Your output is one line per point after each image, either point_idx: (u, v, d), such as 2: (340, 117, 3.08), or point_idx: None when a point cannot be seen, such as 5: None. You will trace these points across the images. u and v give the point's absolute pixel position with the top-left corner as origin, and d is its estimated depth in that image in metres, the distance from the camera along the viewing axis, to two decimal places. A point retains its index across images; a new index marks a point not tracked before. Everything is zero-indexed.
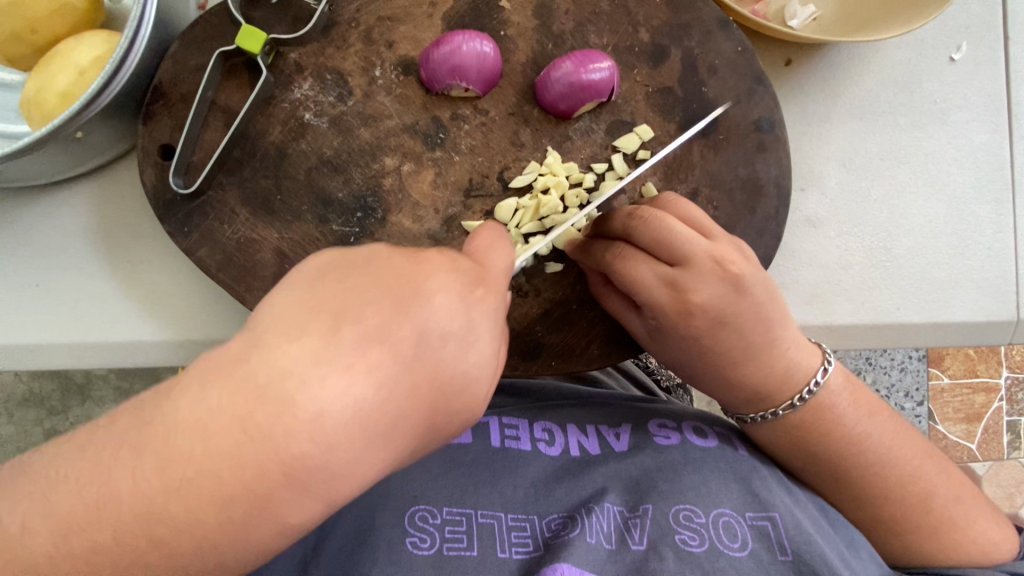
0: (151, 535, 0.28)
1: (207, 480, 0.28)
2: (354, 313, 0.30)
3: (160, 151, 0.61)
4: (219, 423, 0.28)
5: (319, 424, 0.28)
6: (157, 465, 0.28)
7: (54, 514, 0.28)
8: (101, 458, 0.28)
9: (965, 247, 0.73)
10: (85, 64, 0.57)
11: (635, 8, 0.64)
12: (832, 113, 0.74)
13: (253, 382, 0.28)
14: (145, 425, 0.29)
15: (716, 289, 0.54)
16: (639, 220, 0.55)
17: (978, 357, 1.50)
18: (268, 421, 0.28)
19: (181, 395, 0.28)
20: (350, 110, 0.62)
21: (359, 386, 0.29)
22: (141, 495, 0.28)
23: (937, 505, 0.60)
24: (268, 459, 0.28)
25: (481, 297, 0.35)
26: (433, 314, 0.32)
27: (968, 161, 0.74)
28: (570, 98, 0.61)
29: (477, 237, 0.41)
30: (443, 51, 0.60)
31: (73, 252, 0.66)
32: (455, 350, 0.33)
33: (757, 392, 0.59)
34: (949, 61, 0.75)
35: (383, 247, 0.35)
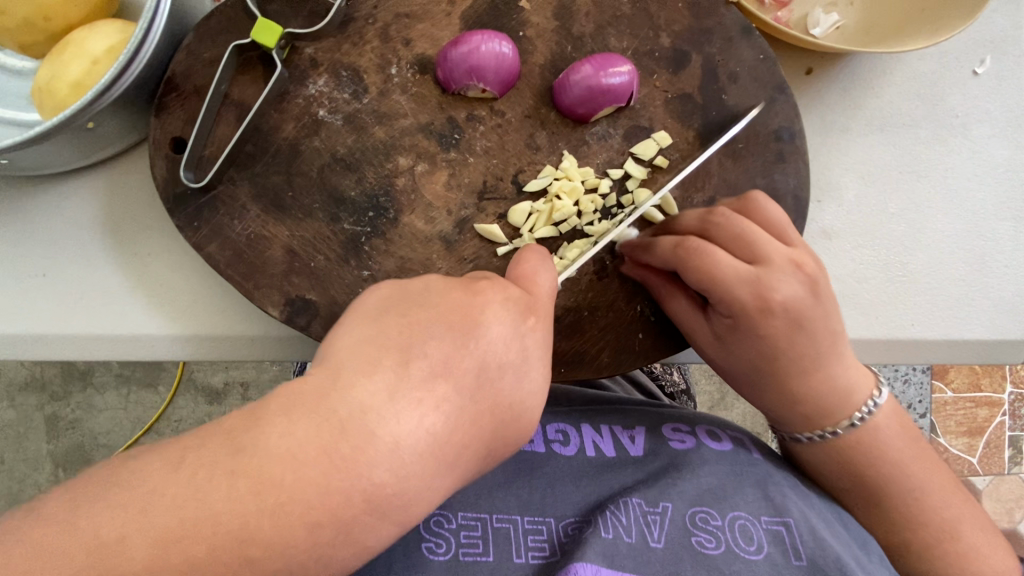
0: (248, 553, 0.30)
1: (299, 504, 0.31)
2: (419, 349, 0.36)
3: (171, 144, 0.61)
4: (312, 451, 0.32)
5: (397, 453, 0.33)
6: (255, 488, 0.30)
7: (152, 528, 0.29)
8: (197, 475, 0.30)
9: (982, 265, 0.72)
10: (98, 53, 0.56)
11: (656, 12, 0.63)
12: (851, 124, 0.73)
13: (336, 416, 0.33)
14: (238, 452, 0.31)
15: (796, 289, 0.55)
16: (720, 218, 0.57)
17: (982, 372, 1.49)
18: (354, 451, 0.32)
19: (273, 426, 0.32)
20: (365, 107, 0.61)
21: (429, 417, 0.34)
22: (240, 515, 0.30)
23: (949, 520, 0.60)
24: (356, 482, 0.32)
25: (531, 326, 0.41)
26: (488, 346, 0.38)
27: (988, 178, 0.73)
28: (588, 103, 0.60)
29: (523, 261, 0.47)
30: (461, 51, 0.59)
31: (81, 244, 0.65)
32: (509, 381, 0.38)
33: (823, 408, 0.58)
34: (973, 75, 0.73)
35: (438, 283, 0.41)
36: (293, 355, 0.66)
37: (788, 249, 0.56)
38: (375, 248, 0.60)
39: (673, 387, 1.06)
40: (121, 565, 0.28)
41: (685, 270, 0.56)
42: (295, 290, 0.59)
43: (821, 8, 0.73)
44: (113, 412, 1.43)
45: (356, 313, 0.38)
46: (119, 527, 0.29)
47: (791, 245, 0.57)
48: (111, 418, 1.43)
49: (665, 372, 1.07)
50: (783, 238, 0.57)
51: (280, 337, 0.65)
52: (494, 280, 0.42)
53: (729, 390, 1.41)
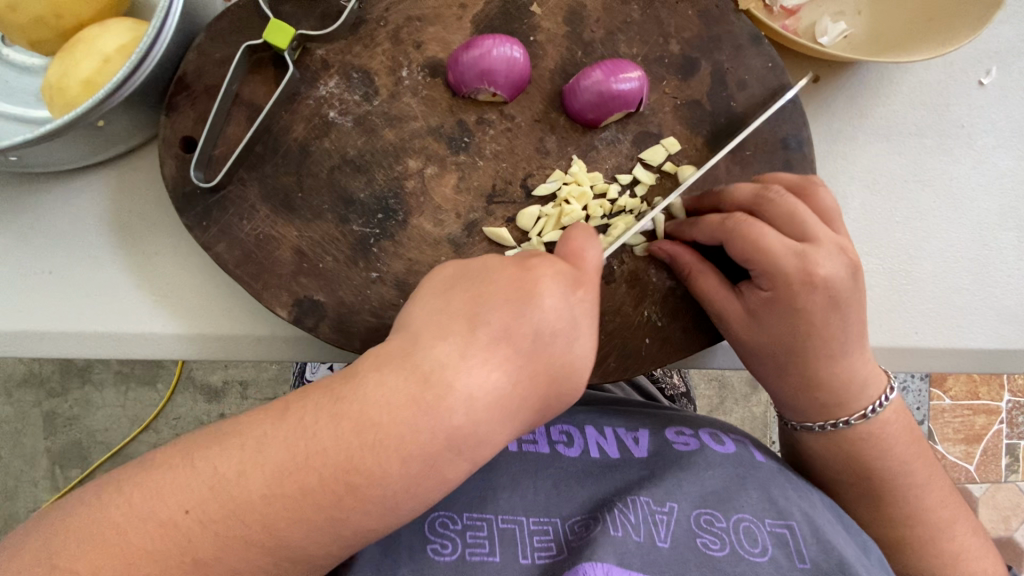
0: (349, 481, 0.37)
1: (392, 441, 0.38)
2: (484, 318, 0.41)
3: (181, 143, 0.61)
4: (400, 398, 0.38)
5: (470, 403, 0.38)
6: (354, 427, 0.38)
7: (268, 464, 0.38)
8: (303, 423, 0.39)
9: (985, 274, 0.73)
10: (109, 52, 0.56)
11: (666, 19, 0.64)
12: (858, 133, 0.73)
13: (419, 371, 0.39)
14: (339, 401, 0.39)
15: (840, 269, 0.54)
16: (774, 193, 0.57)
17: (980, 380, 1.50)
18: (434, 399, 0.38)
19: (366, 382, 0.39)
20: (375, 109, 0.61)
21: (495, 374, 0.39)
22: (342, 450, 0.38)
23: (947, 522, 0.61)
24: (436, 425, 0.38)
25: (581, 296, 0.43)
26: (544, 315, 0.41)
27: (993, 187, 0.73)
28: (598, 108, 0.61)
29: (570, 237, 0.49)
30: (472, 54, 0.59)
31: (88, 241, 0.65)
32: (564, 345, 0.42)
33: (836, 396, 0.59)
34: (979, 85, 0.74)
35: (495, 261, 0.45)
36: (300, 355, 0.66)
37: (836, 234, 0.56)
38: (384, 250, 0.60)
39: (674, 391, 1.06)
40: (242, 492, 0.37)
41: (731, 239, 0.56)
42: (303, 290, 0.59)
43: (829, 17, 0.73)
44: (111, 409, 1.42)
45: (430, 288, 0.45)
46: (237, 464, 0.38)
47: (839, 230, 0.57)
48: (109, 415, 1.42)
49: (666, 375, 1.08)
50: (830, 224, 0.57)
51: (287, 338, 0.65)
52: (545, 256, 0.45)
53: (729, 394, 1.41)
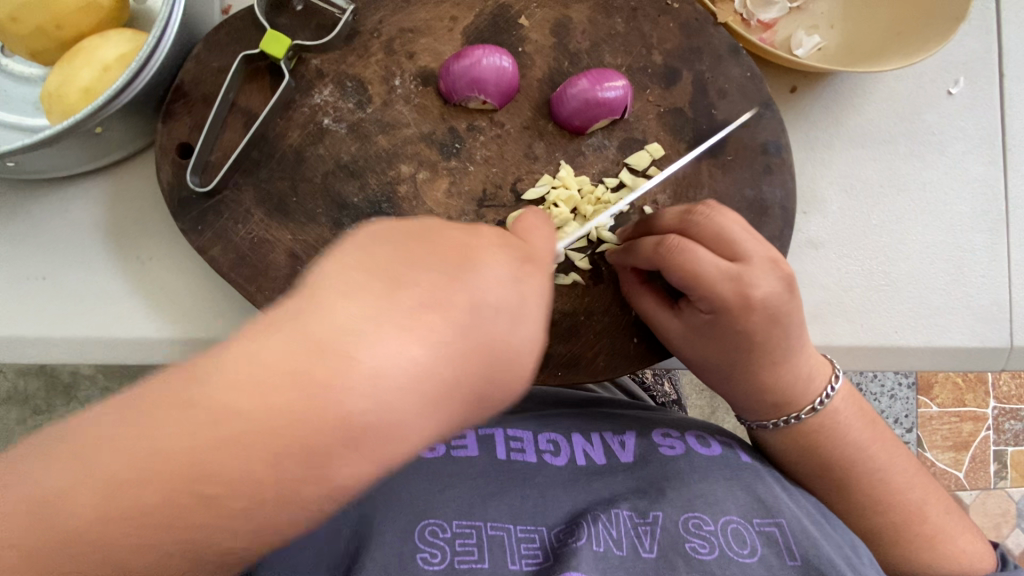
0: (205, 492, 0.29)
1: (264, 435, 0.29)
2: (407, 279, 0.34)
3: (178, 149, 0.62)
4: (282, 374, 0.30)
5: (374, 383, 0.31)
6: (211, 419, 0.29)
7: (100, 476, 0.29)
8: (138, 421, 0.30)
9: (960, 274, 0.75)
10: (109, 60, 0.58)
11: (649, 31, 0.66)
12: (835, 140, 0.76)
13: (313, 338, 0.31)
14: (192, 388, 0.30)
15: (774, 286, 0.56)
16: (697, 217, 0.57)
17: (966, 387, 1.53)
18: (327, 380, 0.30)
19: (238, 353, 0.30)
20: (369, 117, 0.63)
21: (414, 347, 0.32)
22: (190, 453, 0.29)
23: (930, 516, 0.62)
24: (328, 409, 0.30)
25: (527, 275, 0.40)
26: (483, 287, 0.36)
27: (964, 192, 0.77)
28: (584, 115, 0.63)
29: (523, 220, 0.46)
30: (462, 64, 0.61)
31: (81, 247, 0.66)
32: (506, 327, 0.37)
33: (784, 397, 0.61)
34: (947, 95, 0.77)
35: (433, 225, 0.40)
36: None
37: (764, 247, 0.57)
38: None
39: (664, 397, 1.08)
40: (71, 511, 0.29)
41: (668, 267, 0.56)
42: None
43: (804, 30, 0.77)
44: None
45: (348, 241, 0.37)
46: (64, 477, 0.29)
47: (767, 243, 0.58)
48: None
49: (656, 381, 1.09)
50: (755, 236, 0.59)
51: None
52: (492, 228, 0.42)
53: (720, 404, 1.43)
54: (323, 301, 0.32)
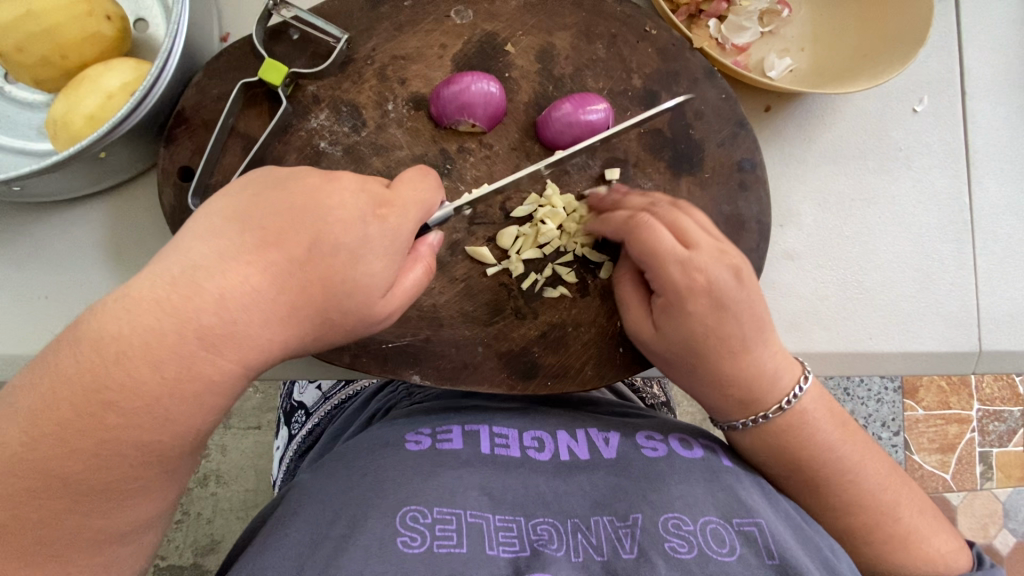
0: (104, 399, 0.42)
1: (141, 346, 0.42)
2: (257, 223, 0.48)
3: (179, 172, 0.64)
4: (149, 300, 0.43)
5: (221, 304, 0.44)
6: (100, 342, 0.42)
7: (28, 406, 0.42)
8: (54, 360, 0.43)
9: (929, 282, 0.79)
10: (113, 89, 0.61)
11: (629, 56, 0.70)
12: (808, 156, 0.80)
13: (170, 275, 0.44)
14: (85, 327, 0.43)
15: (720, 274, 0.61)
16: (659, 208, 0.63)
17: (950, 390, 1.57)
18: (182, 300, 0.43)
19: (117, 295, 0.44)
20: (363, 140, 0.66)
21: (251, 278, 0.46)
22: (85, 372, 0.42)
23: (904, 516, 0.65)
24: (183, 324, 0.43)
25: (379, 216, 0.52)
26: (327, 226, 0.49)
27: (931, 204, 0.81)
28: (569, 137, 0.66)
29: (405, 173, 0.57)
30: (452, 89, 0.64)
31: (84, 265, 0.68)
32: (344, 260, 0.49)
33: (746, 394, 0.64)
34: (912, 112, 0.82)
35: (298, 173, 0.52)
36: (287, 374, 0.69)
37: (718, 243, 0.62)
38: None
39: (654, 400, 1.11)
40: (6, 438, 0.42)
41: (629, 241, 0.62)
42: None
43: (775, 53, 0.81)
44: None
45: (228, 189, 0.51)
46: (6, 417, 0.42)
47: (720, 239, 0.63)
48: None
49: (646, 386, 1.13)
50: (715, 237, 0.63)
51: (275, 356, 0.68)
52: (354, 174, 0.53)
53: None
54: (184, 243, 0.46)
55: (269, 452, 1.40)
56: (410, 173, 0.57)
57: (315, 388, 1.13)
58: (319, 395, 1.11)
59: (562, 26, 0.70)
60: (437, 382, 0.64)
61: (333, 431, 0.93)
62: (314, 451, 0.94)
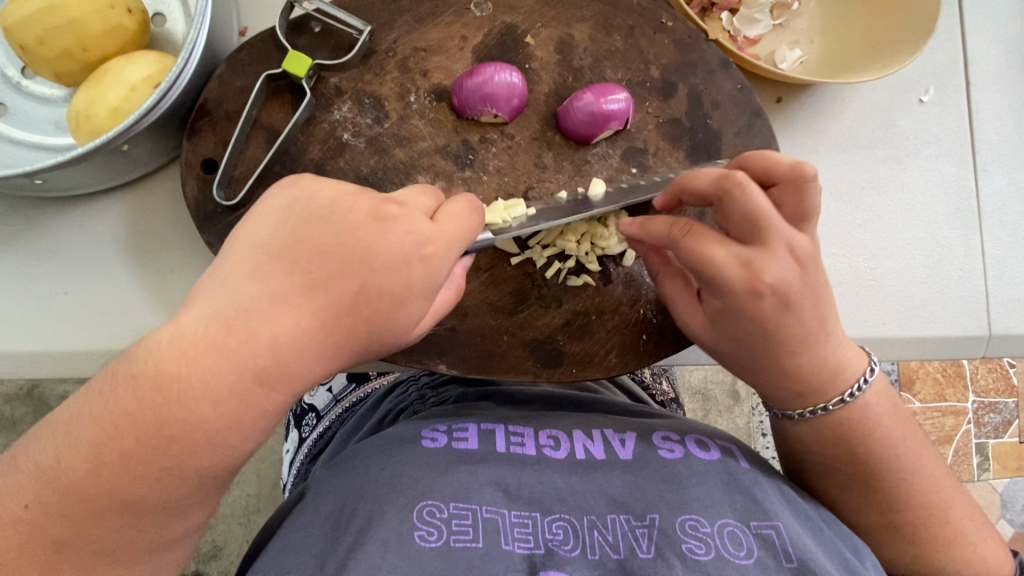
0: (162, 434, 0.43)
1: (197, 387, 0.43)
2: (302, 265, 0.48)
3: (202, 165, 0.64)
4: (202, 343, 0.44)
5: (274, 347, 0.45)
6: (155, 384, 0.43)
7: (82, 440, 0.43)
8: (107, 398, 0.44)
9: (941, 269, 0.81)
10: (136, 80, 0.60)
11: (646, 47, 0.71)
12: (819, 145, 0.82)
13: (223, 318, 0.45)
14: (135, 368, 0.44)
15: (788, 272, 0.57)
16: (735, 196, 0.56)
17: (946, 382, 1.59)
18: (238, 344, 0.44)
19: (164, 338, 0.44)
20: (386, 132, 0.66)
21: (300, 321, 0.46)
22: (141, 410, 0.43)
23: (952, 519, 0.62)
24: (239, 367, 0.44)
25: (427, 255, 0.50)
26: (375, 263, 0.48)
27: (941, 193, 0.82)
28: (591, 126, 0.67)
29: (454, 202, 0.54)
30: (475, 80, 0.65)
31: (103, 260, 0.67)
32: (390, 303, 0.49)
33: (809, 387, 0.62)
34: (919, 102, 0.83)
35: (343, 203, 0.50)
36: None
37: (791, 234, 0.57)
38: None
39: (663, 395, 1.12)
40: (65, 474, 0.43)
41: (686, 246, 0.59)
42: None
43: (785, 45, 0.82)
44: None
45: (265, 214, 0.50)
46: (58, 452, 0.43)
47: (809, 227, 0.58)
48: None
49: (655, 381, 1.13)
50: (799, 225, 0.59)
51: None
52: (409, 204, 0.52)
53: (712, 407, 1.47)
54: (224, 285, 0.46)
55: (271, 456, 1.39)
56: (458, 203, 0.54)
57: (325, 391, 1.13)
58: (329, 397, 1.10)
59: (579, 19, 0.71)
60: (463, 373, 0.64)
61: (346, 430, 0.93)
62: (327, 451, 0.93)
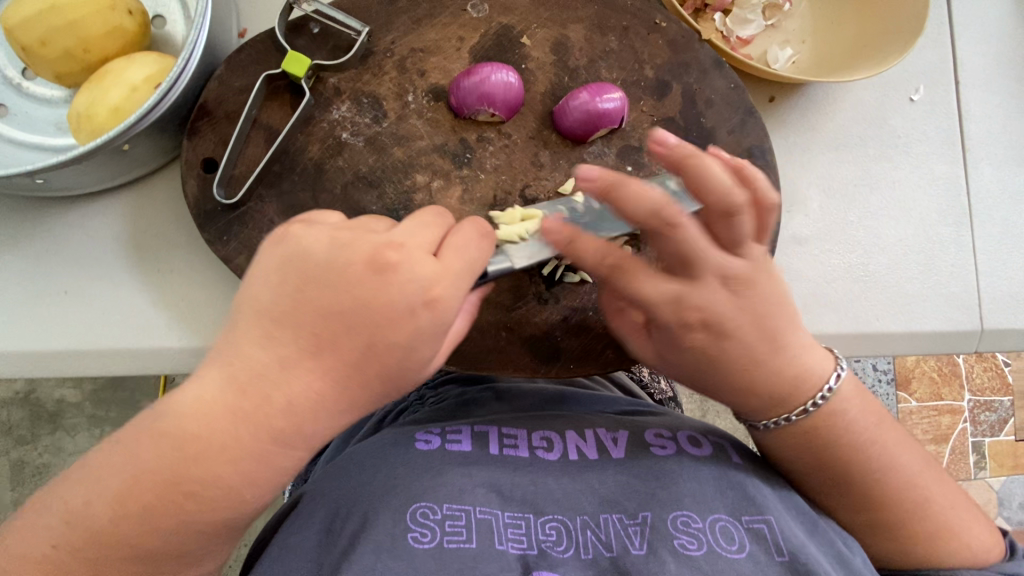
0: (183, 491, 0.47)
1: (214, 447, 0.47)
2: (310, 322, 0.48)
3: (202, 164, 0.65)
4: (219, 406, 0.47)
5: (290, 409, 0.47)
6: (174, 443, 0.47)
7: (107, 489, 0.47)
8: (129, 451, 0.47)
9: (932, 265, 0.82)
10: (137, 81, 0.61)
11: (640, 48, 0.72)
12: (812, 144, 0.83)
13: (240, 382, 0.47)
14: (158, 427, 0.47)
15: (722, 298, 0.58)
16: (668, 231, 0.55)
17: (942, 381, 1.60)
18: (253, 409, 0.47)
19: (186, 398, 0.48)
20: (385, 131, 0.67)
21: (312, 382, 0.48)
22: (160, 469, 0.47)
23: (936, 512, 0.61)
24: (256, 429, 0.47)
25: (433, 302, 0.48)
26: (383, 315, 0.47)
27: (932, 189, 0.83)
28: (587, 125, 0.68)
29: (462, 228, 0.51)
30: (472, 80, 0.66)
31: (105, 260, 0.68)
32: (400, 354, 0.48)
33: (772, 399, 0.60)
34: (910, 101, 0.85)
35: (345, 247, 0.49)
36: None
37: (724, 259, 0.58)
38: None
39: (661, 394, 1.12)
40: (91, 520, 0.47)
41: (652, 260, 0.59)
42: None
43: (777, 45, 0.84)
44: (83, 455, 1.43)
45: (264, 268, 0.50)
46: (84, 498, 0.47)
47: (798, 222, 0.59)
48: None
49: (653, 380, 1.14)
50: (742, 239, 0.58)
51: None
52: (410, 241, 0.50)
53: (710, 407, 1.48)
54: (238, 349, 0.48)
55: None
56: (467, 232, 0.51)
57: None
58: None
59: (575, 20, 0.72)
60: (461, 370, 0.65)
61: (345, 431, 0.93)
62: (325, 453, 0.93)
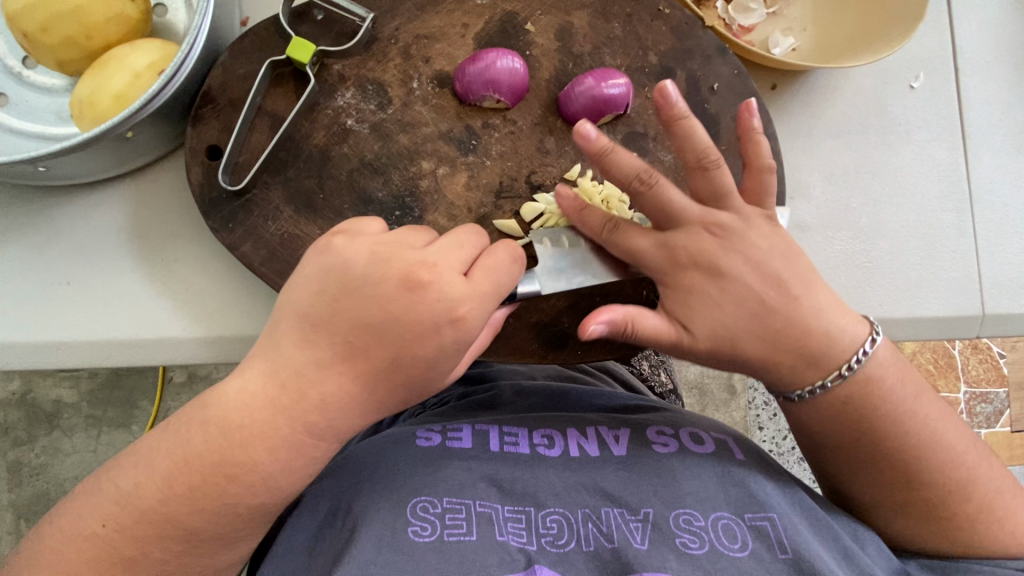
0: (226, 475, 0.48)
1: (255, 436, 0.48)
2: (335, 322, 0.49)
3: (207, 151, 0.65)
4: (260, 398, 0.49)
5: (323, 406, 0.49)
6: (220, 429, 0.49)
7: (160, 466, 0.49)
8: (180, 435, 0.49)
9: (933, 251, 0.82)
10: (140, 68, 0.60)
11: (644, 34, 0.72)
12: (814, 131, 0.83)
13: (280, 377, 0.49)
14: (205, 412, 0.49)
15: (709, 244, 0.59)
16: (644, 189, 0.61)
17: (938, 373, 1.61)
18: (292, 402, 0.49)
19: (232, 389, 0.50)
20: (390, 117, 0.67)
21: (343, 384, 0.49)
22: (207, 453, 0.48)
23: (978, 496, 0.58)
24: (292, 423, 0.49)
25: (459, 320, 0.49)
26: (415, 321, 0.49)
27: (933, 175, 0.84)
28: (591, 110, 0.68)
29: (496, 252, 0.53)
30: (477, 66, 0.66)
31: (108, 249, 0.67)
32: (423, 367, 0.50)
33: (804, 357, 0.58)
34: (910, 89, 0.85)
35: (371, 253, 0.50)
36: None
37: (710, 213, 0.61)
38: None
39: (663, 387, 1.13)
40: (139, 499, 0.48)
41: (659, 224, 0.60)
42: None
43: (780, 32, 0.84)
44: (81, 455, 1.41)
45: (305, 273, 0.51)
46: (134, 479, 0.49)
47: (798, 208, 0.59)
48: (80, 461, 1.41)
49: (654, 373, 1.14)
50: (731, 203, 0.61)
51: None
52: (443, 257, 0.51)
53: (710, 400, 1.48)
54: (278, 346, 0.50)
55: None
56: (499, 255, 0.52)
57: None
58: None
59: (578, 6, 0.72)
60: None
61: None
62: None
